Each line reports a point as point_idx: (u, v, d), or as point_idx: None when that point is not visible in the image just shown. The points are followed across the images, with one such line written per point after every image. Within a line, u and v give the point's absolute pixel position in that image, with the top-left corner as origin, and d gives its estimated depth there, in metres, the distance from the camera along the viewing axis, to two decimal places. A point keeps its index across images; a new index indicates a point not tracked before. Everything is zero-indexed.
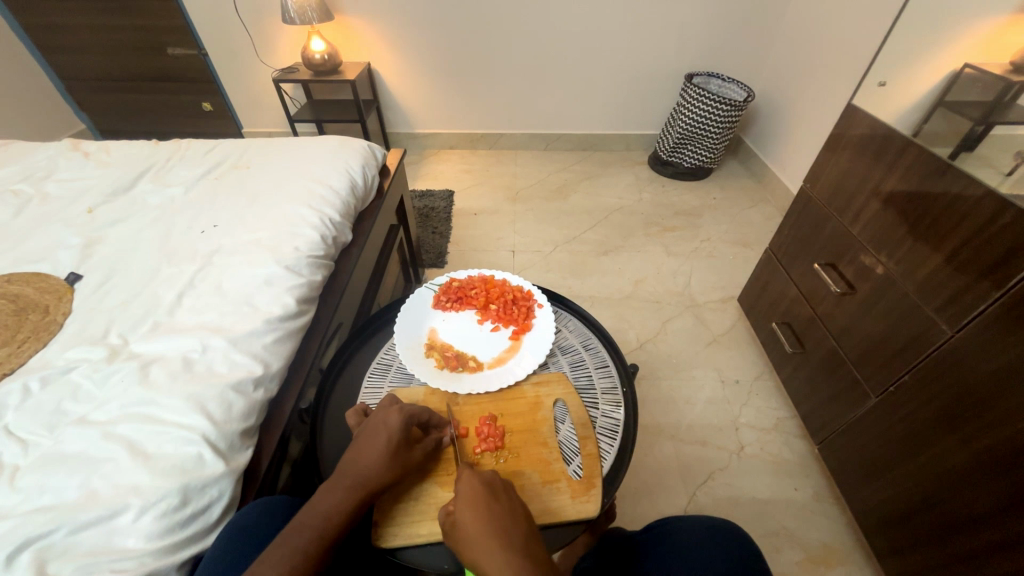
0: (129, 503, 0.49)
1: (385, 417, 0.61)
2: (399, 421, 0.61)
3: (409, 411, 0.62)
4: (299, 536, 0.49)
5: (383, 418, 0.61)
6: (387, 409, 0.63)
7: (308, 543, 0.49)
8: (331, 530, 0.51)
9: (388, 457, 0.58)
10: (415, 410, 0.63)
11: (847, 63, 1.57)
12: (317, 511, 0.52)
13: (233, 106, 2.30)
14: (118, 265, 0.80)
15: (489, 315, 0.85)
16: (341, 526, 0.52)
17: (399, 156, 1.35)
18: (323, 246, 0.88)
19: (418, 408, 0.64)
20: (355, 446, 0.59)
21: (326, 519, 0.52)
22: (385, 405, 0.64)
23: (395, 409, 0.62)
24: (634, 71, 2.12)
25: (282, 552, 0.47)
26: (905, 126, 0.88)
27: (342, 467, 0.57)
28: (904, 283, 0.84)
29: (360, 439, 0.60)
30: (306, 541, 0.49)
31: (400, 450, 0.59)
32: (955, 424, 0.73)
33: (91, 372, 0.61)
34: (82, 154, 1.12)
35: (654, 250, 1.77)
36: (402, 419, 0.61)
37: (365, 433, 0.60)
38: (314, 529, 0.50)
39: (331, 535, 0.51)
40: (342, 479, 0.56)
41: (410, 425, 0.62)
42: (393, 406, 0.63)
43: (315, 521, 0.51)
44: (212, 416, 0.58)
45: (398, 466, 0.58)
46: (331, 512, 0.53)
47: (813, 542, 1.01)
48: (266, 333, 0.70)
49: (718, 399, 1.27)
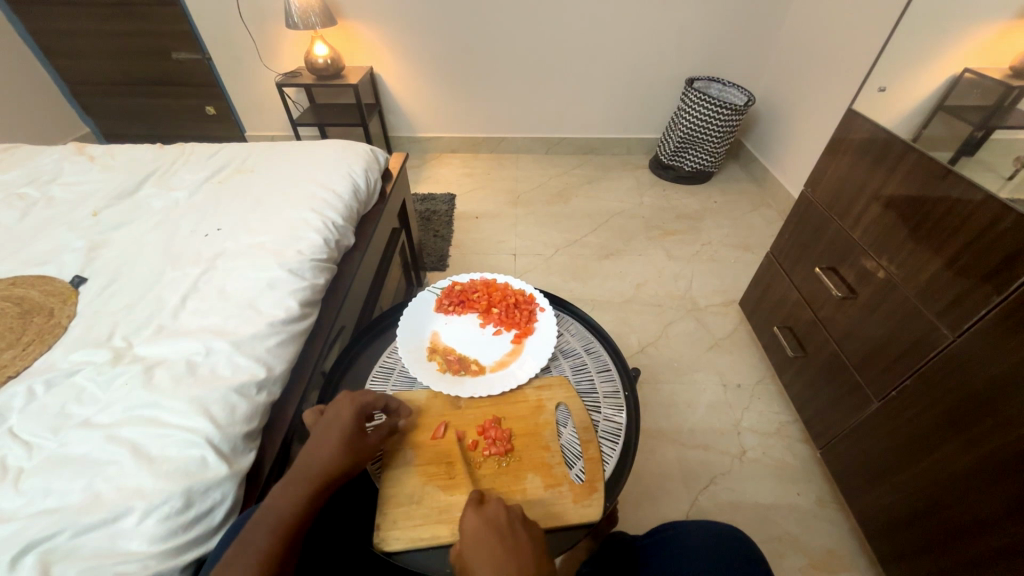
0: (132, 506, 0.49)
1: (337, 410, 0.62)
2: (351, 411, 0.61)
3: (361, 401, 0.63)
4: (264, 527, 0.50)
5: (336, 410, 0.62)
6: (340, 401, 0.63)
7: (272, 532, 0.50)
8: (293, 517, 0.52)
9: (344, 444, 0.59)
10: (367, 399, 0.64)
11: (847, 69, 1.57)
12: (278, 500, 0.53)
13: (237, 110, 2.32)
14: (122, 269, 0.80)
15: (491, 319, 0.85)
16: (304, 515, 0.53)
17: (402, 159, 1.35)
18: (326, 249, 0.89)
19: (371, 397, 0.65)
20: (310, 439, 0.59)
21: (286, 509, 0.52)
22: (338, 396, 0.64)
23: (348, 399, 0.63)
24: (635, 76, 2.13)
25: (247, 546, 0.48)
26: (906, 130, 0.88)
27: (302, 459, 0.57)
28: (906, 287, 0.84)
29: (314, 432, 0.60)
30: (271, 531, 0.50)
31: (353, 439, 0.60)
32: (958, 428, 0.73)
33: (96, 374, 0.62)
34: (86, 158, 1.13)
35: (656, 254, 1.77)
36: (354, 409, 0.62)
37: (320, 425, 0.61)
38: (278, 520, 0.51)
39: (295, 523, 0.52)
40: (304, 469, 0.56)
41: (363, 414, 0.62)
42: (347, 397, 0.63)
43: (278, 512, 0.52)
44: (215, 419, 0.58)
45: (356, 452, 0.59)
46: (290, 503, 0.53)
47: (816, 547, 1.00)
48: (269, 336, 0.70)
49: (720, 403, 1.27)
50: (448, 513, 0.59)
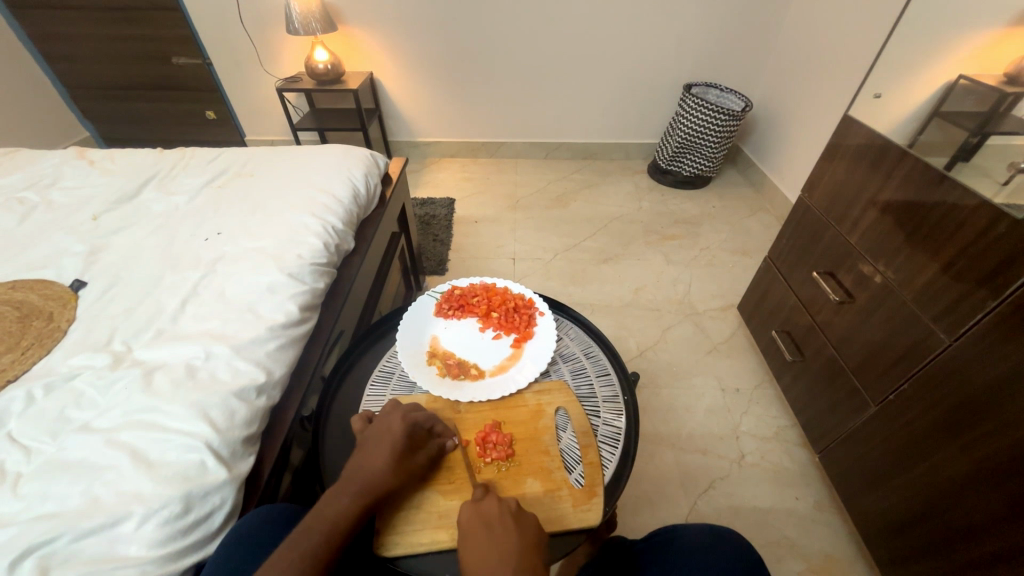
0: (131, 511, 0.49)
1: (389, 423, 0.63)
2: (403, 426, 0.62)
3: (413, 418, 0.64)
4: (309, 539, 0.50)
5: (388, 424, 0.63)
6: (392, 416, 0.64)
7: (317, 544, 0.50)
8: (339, 530, 0.52)
9: (393, 461, 0.59)
10: (418, 416, 0.65)
11: (844, 75, 1.59)
12: (326, 513, 0.53)
13: (236, 115, 2.33)
14: (122, 273, 0.81)
15: (490, 323, 0.85)
16: (348, 529, 0.53)
17: (402, 164, 1.36)
18: (326, 253, 0.89)
19: (423, 414, 0.66)
20: (360, 452, 0.60)
21: (334, 521, 0.53)
22: (390, 412, 0.65)
23: (400, 415, 0.64)
24: (633, 81, 2.14)
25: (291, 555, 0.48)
26: (902, 136, 0.89)
27: (352, 472, 0.58)
28: (903, 292, 0.85)
29: (365, 445, 0.61)
30: (317, 541, 0.50)
31: (403, 454, 0.60)
32: (955, 432, 0.73)
33: (94, 378, 0.62)
34: (87, 162, 1.13)
35: (654, 258, 1.78)
36: (406, 424, 0.63)
37: (370, 439, 0.61)
38: (323, 531, 0.51)
39: (339, 537, 0.52)
40: (353, 484, 0.57)
41: (414, 430, 0.63)
42: (399, 413, 0.64)
43: (324, 523, 0.52)
44: (214, 423, 0.58)
45: (403, 469, 0.60)
46: (338, 515, 0.53)
47: (815, 552, 1.00)
48: (268, 341, 0.70)
49: (718, 407, 1.27)
50: (448, 518, 0.60)
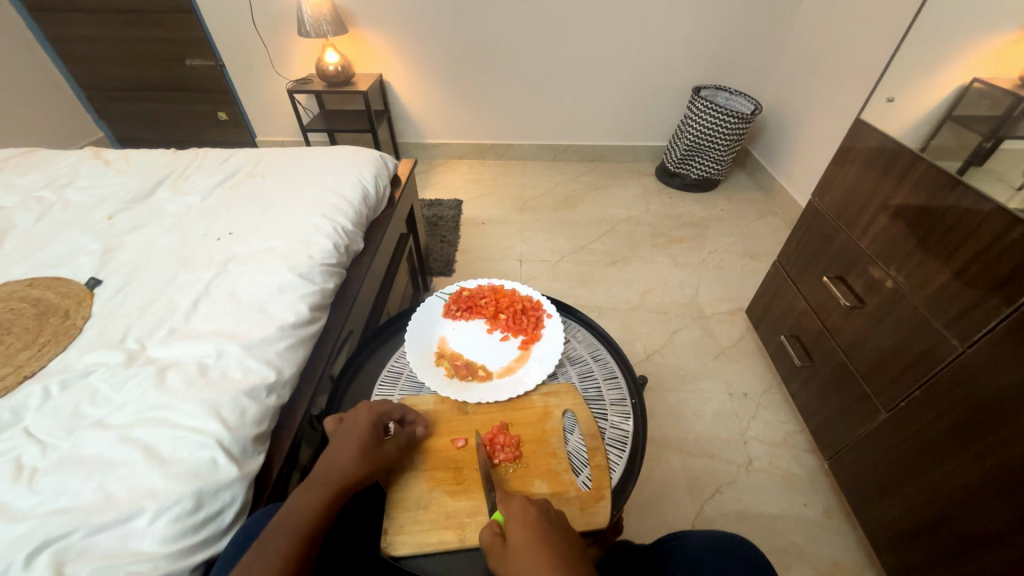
0: (144, 507, 0.50)
1: (355, 418, 0.63)
2: (369, 419, 0.62)
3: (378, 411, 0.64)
4: (280, 536, 0.50)
5: (355, 418, 0.63)
6: (359, 411, 0.64)
7: (288, 540, 0.50)
8: (309, 525, 0.52)
9: (363, 452, 0.59)
10: (384, 410, 0.65)
11: (856, 78, 1.57)
12: (296, 508, 0.53)
13: (248, 116, 2.35)
14: (136, 271, 0.82)
15: (498, 324, 0.85)
16: (319, 522, 0.53)
17: (410, 165, 1.37)
18: (335, 254, 0.90)
19: (389, 408, 0.66)
20: (328, 448, 0.60)
21: (303, 515, 0.53)
22: (357, 406, 0.65)
23: (366, 408, 0.64)
24: (642, 84, 2.14)
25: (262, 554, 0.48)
26: (915, 140, 0.88)
27: (322, 466, 0.58)
28: (914, 298, 0.84)
29: (333, 441, 0.61)
30: (286, 537, 0.50)
31: (371, 447, 0.60)
32: (967, 440, 0.72)
33: (109, 376, 0.63)
34: (102, 162, 1.15)
35: (661, 261, 1.77)
36: (372, 418, 0.63)
37: (339, 433, 0.61)
38: (292, 526, 0.51)
39: (309, 531, 0.52)
40: (323, 476, 0.57)
41: (380, 422, 0.63)
42: (364, 407, 0.64)
43: (295, 517, 0.52)
44: (225, 421, 0.59)
45: (374, 459, 0.60)
46: (308, 509, 0.53)
47: (823, 559, 0.99)
48: (278, 340, 0.71)
49: (726, 412, 1.26)
50: (456, 518, 0.59)
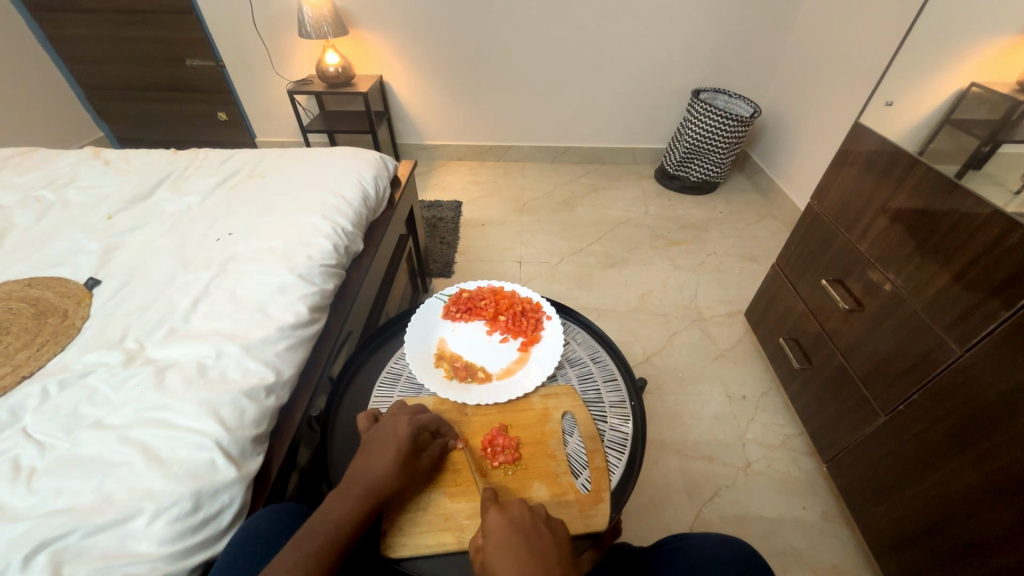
0: (142, 508, 0.49)
1: (394, 425, 0.62)
2: (409, 428, 0.62)
3: (418, 420, 0.64)
4: (312, 544, 0.50)
5: (393, 427, 0.62)
6: (397, 418, 0.64)
7: (319, 549, 0.50)
8: (342, 534, 0.52)
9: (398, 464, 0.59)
10: (423, 419, 0.65)
11: (855, 82, 1.58)
12: (331, 516, 0.53)
13: (248, 116, 2.35)
14: (135, 271, 0.82)
15: (498, 326, 0.85)
16: (352, 532, 0.53)
17: (410, 166, 1.37)
18: (335, 255, 0.90)
19: (426, 416, 0.66)
20: (364, 454, 0.60)
21: (338, 524, 0.53)
22: (395, 413, 0.65)
23: (404, 417, 0.63)
24: (641, 87, 2.15)
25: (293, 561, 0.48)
26: (914, 144, 0.89)
27: (357, 476, 0.58)
28: (913, 301, 0.84)
29: (369, 447, 0.61)
30: (320, 545, 0.50)
31: (408, 458, 0.60)
32: (965, 443, 0.72)
33: (108, 375, 0.63)
34: (102, 162, 1.15)
35: (660, 263, 1.78)
36: (411, 427, 0.62)
37: (375, 441, 0.61)
38: (326, 534, 0.51)
39: (343, 541, 0.52)
40: (358, 487, 0.57)
41: (418, 432, 0.63)
42: (403, 415, 0.64)
43: (327, 527, 0.52)
44: (224, 422, 0.59)
45: (407, 472, 0.59)
46: (342, 518, 0.53)
47: (821, 563, 0.99)
48: (278, 341, 0.71)
49: (724, 414, 1.26)
50: (455, 521, 0.59)
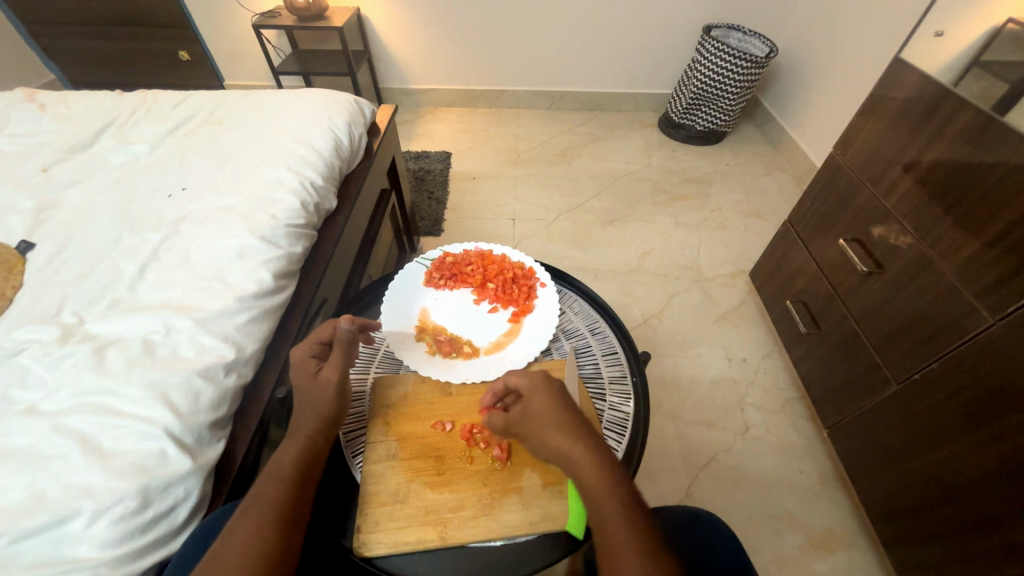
0: (80, 508, 0.43)
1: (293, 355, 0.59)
2: (296, 353, 0.59)
3: (310, 344, 0.60)
4: (268, 488, 0.49)
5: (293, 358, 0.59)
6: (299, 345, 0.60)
7: (278, 494, 0.49)
8: (300, 473, 0.51)
9: (316, 392, 0.57)
10: (316, 341, 0.60)
11: (887, 16, 1.41)
12: (283, 457, 0.52)
13: (212, 56, 2.13)
14: (74, 233, 0.72)
15: (486, 294, 0.76)
16: (309, 470, 0.52)
17: (390, 112, 1.23)
18: (304, 213, 0.80)
19: (323, 336, 0.61)
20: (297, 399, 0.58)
21: (293, 466, 0.52)
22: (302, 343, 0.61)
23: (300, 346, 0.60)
24: (647, 23, 1.94)
25: (255, 508, 0.47)
26: (964, 86, 0.78)
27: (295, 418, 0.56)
28: (942, 264, 0.77)
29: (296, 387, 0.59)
30: (277, 490, 0.49)
31: (311, 379, 0.57)
32: (985, 419, 0.68)
33: (41, 354, 0.55)
34: (36, 105, 1.01)
35: (662, 220, 1.68)
36: (302, 350, 0.59)
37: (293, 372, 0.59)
38: (284, 477, 0.50)
39: (300, 482, 0.51)
40: (302, 419, 0.56)
41: (308, 355, 0.59)
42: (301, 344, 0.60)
43: (285, 469, 0.51)
44: (175, 407, 0.52)
45: (332, 392, 0.57)
46: (295, 458, 0.52)
47: (816, 526, 0.99)
48: (238, 313, 0.63)
49: (724, 378, 1.23)
50: (438, 514, 0.51)
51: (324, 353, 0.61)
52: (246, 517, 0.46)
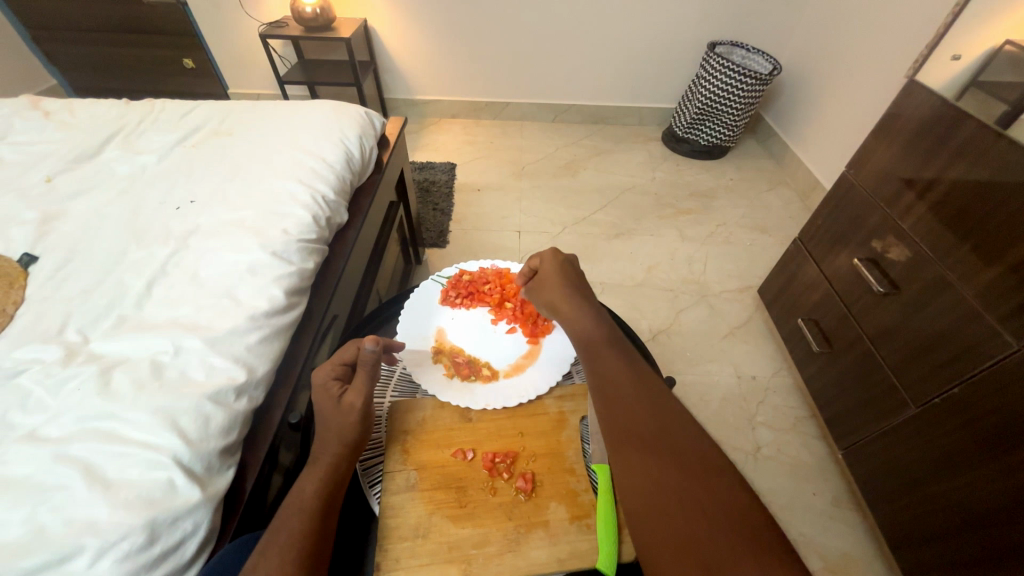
0: (84, 545, 0.41)
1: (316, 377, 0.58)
2: (320, 375, 0.58)
3: (335, 366, 0.58)
4: (289, 521, 0.46)
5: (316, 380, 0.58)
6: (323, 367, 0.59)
7: (302, 526, 0.46)
8: (323, 502, 0.49)
9: (339, 417, 0.55)
10: (341, 363, 0.59)
11: (890, 36, 1.43)
12: (305, 486, 0.50)
13: (217, 64, 2.12)
14: (79, 246, 0.70)
15: (504, 314, 0.76)
16: (331, 500, 0.50)
17: (400, 124, 1.22)
18: (315, 228, 0.78)
19: (347, 357, 0.60)
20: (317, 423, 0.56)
21: (316, 494, 0.49)
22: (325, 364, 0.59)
23: (324, 368, 0.58)
24: (652, 39, 1.96)
25: (277, 543, 0.44)
26: (980, 109, 0.78)
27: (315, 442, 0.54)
28: (964, 287, 0.76)
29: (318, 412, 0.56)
30: (300, 522, 0.46)
31: (334, 403, 0.55)
32: (1011, 447, 0.67)
33: (42, 376, 0.52)
34: (40, 113, 0.99)
35: (668, 234, 1.67)
36: (326, 373, 0.58)
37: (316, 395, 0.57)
38: (307, 508, 0.47)
39: (324, 514, 0.48)
40: (325, 445, 0.53)
41: (331, 378, 0.57)
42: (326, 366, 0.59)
43: (308, 499, 0.48)
44: (184, 433, 0.49)
45: (357, 417, 0.55)
46: (319, 487, 0.50)
47: (832, 550, 0.96)
48: (249, 332, 0.61)
49: (734, 395, 1.21)
50: (461, 551, 0.48)
51: (346, 375, 0.59)
52: (268, 554, 0.43)
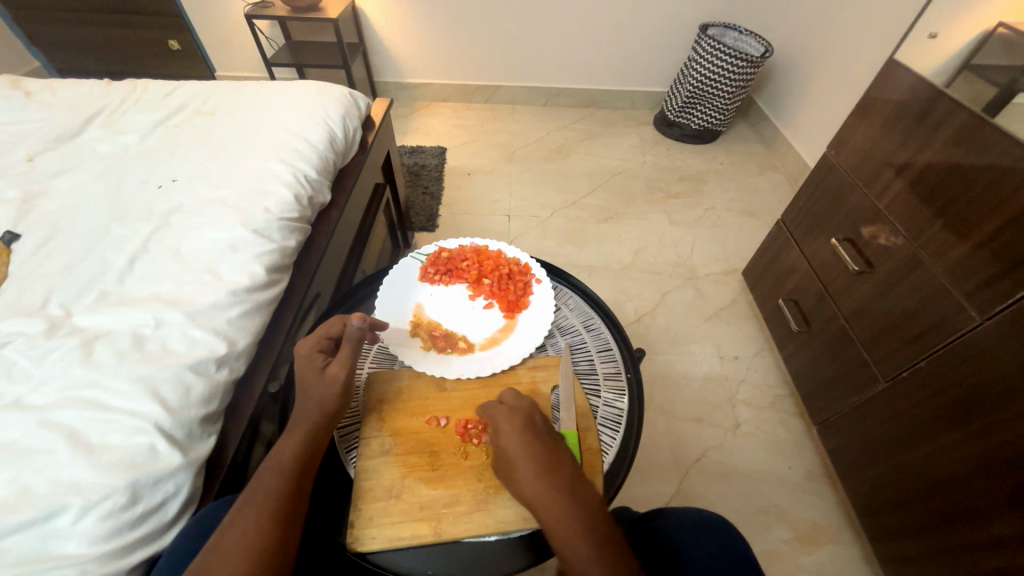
0: (67, 503, 0.43)
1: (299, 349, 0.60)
2: (304, 347, 0.59)
3: (319, 339, 0.60)
4: (267, 481, 0.49)
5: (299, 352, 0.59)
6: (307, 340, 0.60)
7: (279, 485, 0.48)
8: (301, 464, 0.51)
9: (319, 387, 0.56)
10: (325, 336, 0.61)
11: (880, 18, 1.42)
12: (283, 449, 0.52)
13: (204, 46, 2.09)
14: (61, 223, 0.70)
15: (482, 290, 0.76)
16: (308, 462, 0.52)
17: (385, 105, 1.21)
18: (297, 207, 0.79)
19: (333, 331, 0.62)
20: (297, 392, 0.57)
21: (295, 456, 0.52)
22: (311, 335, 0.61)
23: (308, 340, 0.60)
24: (644, 20, 1.94)
25: (254, 500, 0.47)
26: (957, 90, 0.78)
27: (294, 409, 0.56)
28: (933, 264, 0.78)
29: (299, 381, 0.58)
30: (278, 481, 0.49)
31: (317, 374, 0.57)
32: (969, 417, 0.69)
33: (25, 347, 0.53)
34: (21, 92, 0.98)
35: (656, 218, 1.68)
36: (310, 345, 0.60)
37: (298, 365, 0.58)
38: (284, 469, 0.50)
39: (301, 474, 0.51)
40: (302, 413, 0.55)
41: (314, 350, 0.59)
42: (310, 339, 0.60)
43: (285, 461, 0.51)
44: (165, 401, 0.51)
45: (338, 388, 0.57)
46: (297, 449, 0.52)
47: (803, 520, 1.00)
48: (230, 306, 0.62)
49: (716, 375, 1.24)
50: (432, 510, 0.51)
51: (330, 347, 0.61)
52: (246, 511, 0.46)
